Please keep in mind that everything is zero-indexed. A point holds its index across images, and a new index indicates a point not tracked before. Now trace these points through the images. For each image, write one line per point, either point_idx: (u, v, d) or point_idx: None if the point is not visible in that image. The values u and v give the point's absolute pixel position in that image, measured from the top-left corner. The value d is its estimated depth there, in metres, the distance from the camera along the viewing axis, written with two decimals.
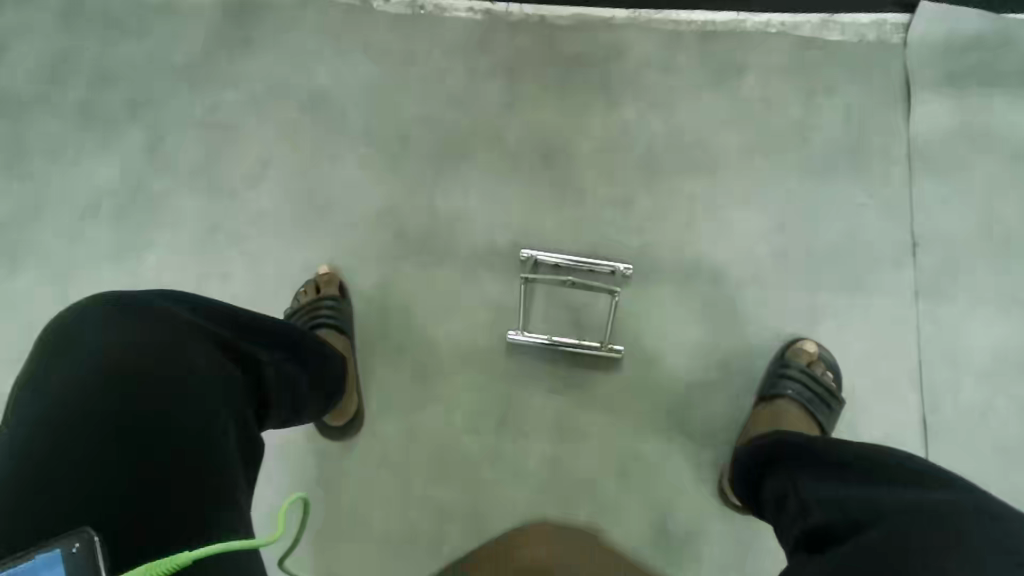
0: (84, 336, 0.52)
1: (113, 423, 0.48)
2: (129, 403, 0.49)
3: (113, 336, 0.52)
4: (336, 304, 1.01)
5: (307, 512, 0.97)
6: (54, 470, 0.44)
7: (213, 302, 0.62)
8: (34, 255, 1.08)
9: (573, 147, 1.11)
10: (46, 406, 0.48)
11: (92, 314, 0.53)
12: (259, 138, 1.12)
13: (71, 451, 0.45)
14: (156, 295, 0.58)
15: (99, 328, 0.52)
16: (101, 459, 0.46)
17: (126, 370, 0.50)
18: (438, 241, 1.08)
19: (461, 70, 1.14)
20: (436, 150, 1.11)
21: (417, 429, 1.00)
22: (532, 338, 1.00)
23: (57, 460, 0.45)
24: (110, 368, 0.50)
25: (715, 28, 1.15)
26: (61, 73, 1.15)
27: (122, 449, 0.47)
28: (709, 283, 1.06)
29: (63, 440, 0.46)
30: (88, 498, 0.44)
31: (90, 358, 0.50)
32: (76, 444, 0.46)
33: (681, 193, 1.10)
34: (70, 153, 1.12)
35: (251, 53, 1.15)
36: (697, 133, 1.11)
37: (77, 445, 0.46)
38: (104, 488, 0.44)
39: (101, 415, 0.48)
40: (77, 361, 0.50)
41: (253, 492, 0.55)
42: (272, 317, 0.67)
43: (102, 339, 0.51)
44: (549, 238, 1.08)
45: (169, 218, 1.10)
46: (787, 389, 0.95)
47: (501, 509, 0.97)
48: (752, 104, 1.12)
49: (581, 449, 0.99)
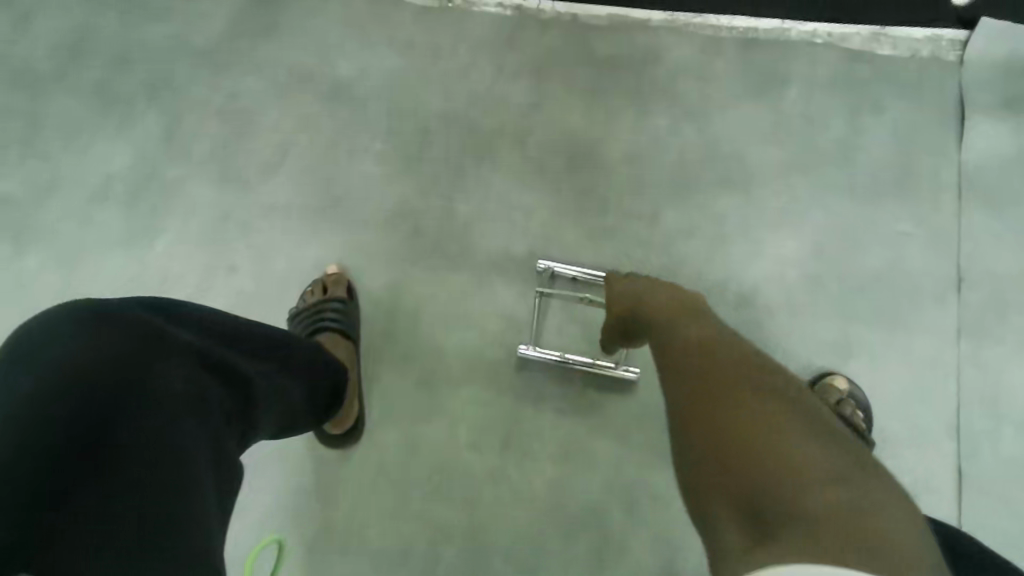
0: (55, 328, 0.44)
1: (86, 428, 0.42)
2: (106, 410, 0.43)
3: (93, 336, 0.45)
4: (344, 305, 0.96)
5: (282, 557, 0.91)
6: (11, 472, 0.38)
7: (193, 311, 0.56)
8: (42, 237, 1.05)
9: (600, 154, 1.06)
10: (10, 397, 0.41)
11: (70, 306, 0.46)
12: (276, 129, 1.09)
13: (33, 448, 0.39)
14: (137, 297, 0.51)
15: (78, 319, 0.45)
16: (68, 463, 0.40)
17: (98, 374, 0.44)
18: (453, 245, 1.03)
19: (487, 67, 1.09)
20: (456, 150, 1.07)
21: (419, 441, 0.96)
22: (543, 354, 0.97)
23: (12, 463, 0.38)
24: (85, 370, 0.43)
25: (758, 35, 1.08)
26: (82, 52, 1.12)
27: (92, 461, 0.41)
28: (734, 308, 1.01)
29: (29, 434, 0.40)
30: (45, 510, 0.38)
31: (66, 354, 0.43)
32: (36, 445, 0.39)
33: (712, 209, 1.04)
34: (84, 134, 1.10)
35: (273, 40, 1.11)
36: (733, 145, 1.05)
37: (44, 448, 0.40)
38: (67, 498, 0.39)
39: (67, 418, 0.41)
40: (48, 353, 0.43)
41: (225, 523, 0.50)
42: (257, 328, 0.62)
43: (79, 336, 0.44)
44: (569, 249, 1.03)
45: (180, 206, 1.06)
46: None
47: (501, 531, 0.93)
48: (793, 119, 1.05)
49: (588, 475, 0.94)
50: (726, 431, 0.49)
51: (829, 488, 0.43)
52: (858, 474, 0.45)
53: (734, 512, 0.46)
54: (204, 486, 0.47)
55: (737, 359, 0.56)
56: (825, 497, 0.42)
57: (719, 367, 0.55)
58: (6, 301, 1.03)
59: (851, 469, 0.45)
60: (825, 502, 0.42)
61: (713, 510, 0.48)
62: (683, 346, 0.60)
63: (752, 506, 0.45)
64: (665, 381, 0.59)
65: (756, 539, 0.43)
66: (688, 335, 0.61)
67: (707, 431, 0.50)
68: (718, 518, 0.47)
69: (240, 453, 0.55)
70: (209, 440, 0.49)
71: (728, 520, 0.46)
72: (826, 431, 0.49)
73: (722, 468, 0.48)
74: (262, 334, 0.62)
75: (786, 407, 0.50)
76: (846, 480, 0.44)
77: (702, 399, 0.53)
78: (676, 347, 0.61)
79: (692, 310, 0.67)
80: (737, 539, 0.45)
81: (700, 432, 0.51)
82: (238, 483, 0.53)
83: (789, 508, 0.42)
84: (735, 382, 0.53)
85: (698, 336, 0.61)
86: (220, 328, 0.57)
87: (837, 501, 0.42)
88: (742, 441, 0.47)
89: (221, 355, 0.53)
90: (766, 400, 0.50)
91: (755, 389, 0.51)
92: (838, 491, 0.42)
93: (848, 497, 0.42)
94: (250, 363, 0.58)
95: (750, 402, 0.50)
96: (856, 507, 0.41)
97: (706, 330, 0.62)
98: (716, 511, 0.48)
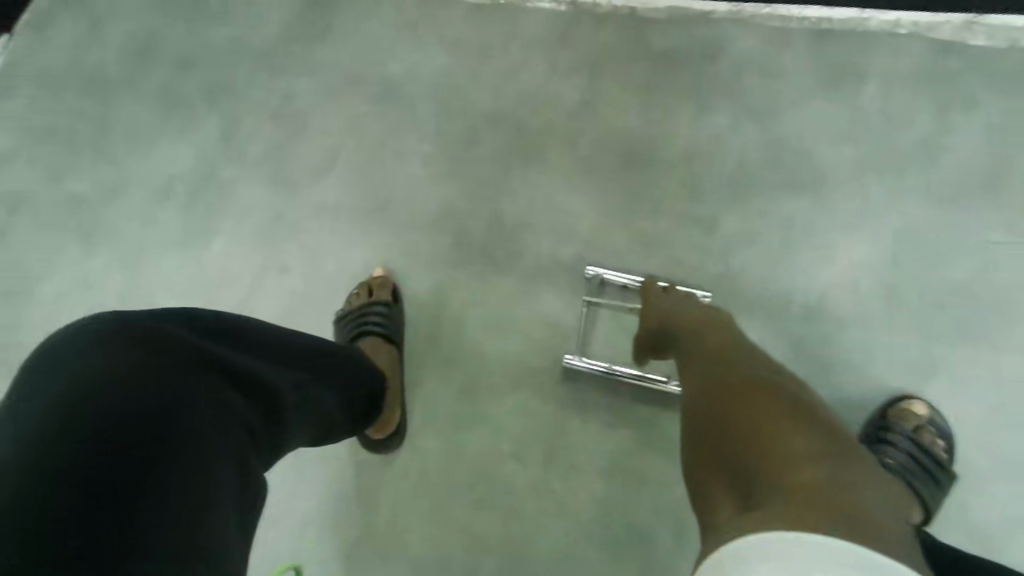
0: (78, 342, 0.46)
1: (108, 433, 0.42)
2: (129, 415, 0.43)
3: (117, 348, 0.46)
4: (388, 309, 0.95)
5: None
6: (32, 481, 0.39)
7: (221, 321, 0.57)
8: (107, 236, 1.09)
9: (656, 155, 1.01)
10: (35, 412, 0.42)
11: (95, 321, 0.48)
12: (328, 130, 1.09)
13: (53, 458, 0.40)
14: (162, 311, 0.53)
15: (99, 333, 0.47)
16: (89, 468, 0.40)
17: (118, 382, 0.44)
18: (500, 250, 1.01)
19: (539, 65, 1.06)
20: (506, 150, 1.04)
21: (461, 449, 0.94)
22: (590, 365, 0.93)
23: (33, 473, 0.39)
24: (107, 378, 0.44)
25: (832, 26, 1.00)
26: (148, 55, 1.16)
27: (113, 465, 0.41)
28: (801, 322, 0.94)
29: (49, 446, 0.40)
30: (67, 516, 0.38)
31: (89, 365, 0.44)
32: (49, 459, 0.40)
33: (777, 213, 0.97)
34: (148, 135, 1.13)
35: (327, 41, 1.12)
36: (802, 145, 0.98)
37: (64, 456, 0.40)
38: (87, 502, 0.39)
39: (88, 424, 0.42)
40: (72, 368, 0.44)
41: (250, 544, 0.48)
42: (284, 338, 0.63)
43: (101, 350, 0.46)
44: (620, 255, 0.99)
45: (235, 207, 1.08)
46: (889, 459, 0.84)
47: (542, 546, 0.90)
48: (871, 116, 0.97)
49: (635, 492, 0.90)
50: (737, 425, 0.54)
51: (810, 466, 0.47)
52: (844, 459, 0.50)
53: (729, 492, 0.51)
54: (223, 499, 0.46)
55: (750, 366, 0.61)
56: (805, 473, 0.47)
57: (741, 378, 0.59)
58: (74, 298, 1.07)
59: (836, 453, 0.50)
60: (805, 477, 0.46)
61: (712, 494, 0.53)
62: (705, 357, 0.66)
63: (749, 488, 0.49)
64: (684, 385, 0.65)
65: (742, 511, 0.48)
66: (720, 349, 0.65)
67: (721, 422, 0.56)
68: (716, 501, 0.53)
69: (264, 470, 0.54)
70: (231, 451, 0.48)
71: (724, 499, 0.52)
72: (830, 431, 0.53)
73: (733, 458, 0.53)
74: (290, 344, 0.63)
75: (797, 409, 0.54)
76: (829, 459, 0.49)
77: (721, 400, 0.58)
78: (701, 358, 0.66)
79: (724, 326, 0.71)
80: (728, 510, 0.50)
81: (715, 429, 0.56)
82: (263, 498, 0.52)
83: (770, 483, 0.47)
84: (753, 387, 0.57)
85: (729, 352, 0.65)
86: (247, 337, 0.58)
87: (817, 476, 0.47)
88: (751, 437, 0.52)
89: (243, 364, 0.54)
90: (765, 395, 0.56)
91: (757, 388, 0.57)
92: (826, 475, 0.47)
93: (829, 475, 0.47)
94: (277, 372, 0.59)
95: (762, 401, 0.55)
96: (833, 483, 0.46)
97: (728, 342, 0.67)
98: (715, 495, 0.53)
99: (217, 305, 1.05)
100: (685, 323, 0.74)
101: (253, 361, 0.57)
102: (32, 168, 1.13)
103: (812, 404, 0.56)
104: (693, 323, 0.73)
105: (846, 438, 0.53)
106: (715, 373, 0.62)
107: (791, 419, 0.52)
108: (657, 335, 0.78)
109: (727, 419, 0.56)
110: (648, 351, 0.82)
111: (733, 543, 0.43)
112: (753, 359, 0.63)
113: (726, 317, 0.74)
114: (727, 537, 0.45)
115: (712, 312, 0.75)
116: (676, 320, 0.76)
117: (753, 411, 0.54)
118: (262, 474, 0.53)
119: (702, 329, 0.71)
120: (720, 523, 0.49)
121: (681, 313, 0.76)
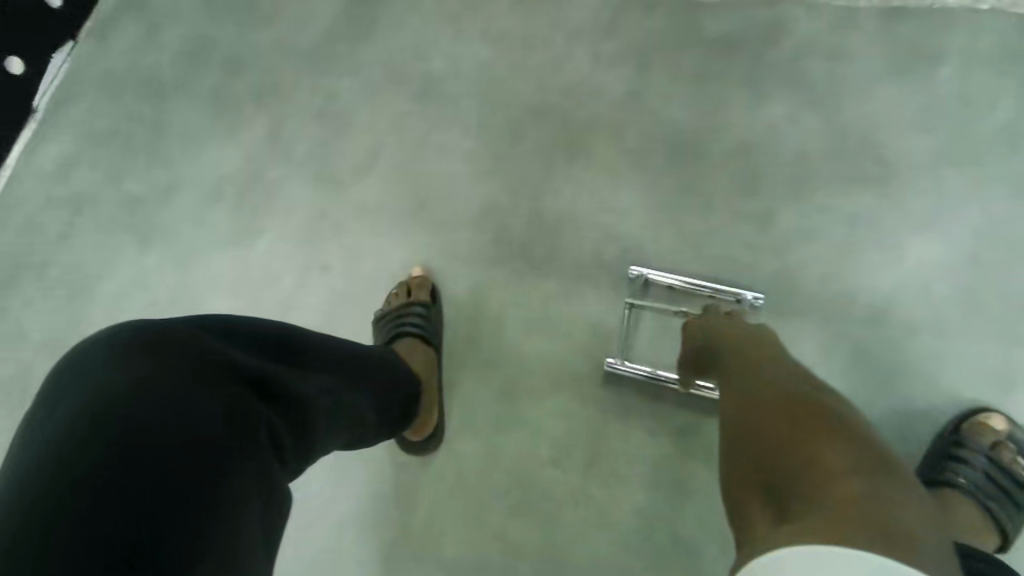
0: (104, 350, 0.46)
1: (129, 440, 0.42)
2: (150, 421, 0.43)
3: (141, 357, 0.46)
4: (427, 310, 0.94)
5: None
6: (54, 491, 0.39)
7: (249, 326, 0.57)
8: (162, 237, 1.12)
9: (706, 148, 0.96)
10: (60, 420, 0.42)
11: (123, 329, 0.49)
12: (370, 128, 1.08)
13: (75, 466, 0.40)
14: (190, 317, 0.53)
15: (126, 340, 0.47)
16: (109, 476, 0.40)
17: (140, 389, 0.44)
18: (541, 249, 0.98)
19: (584, 56, 1.02)
20: (548, 145, 1.01)
21: (499, 452, 0.93)
22: (633, 369, 0.90)
23: (55, 483, 0.39)
24: (131, 385, 0.44)
25: (905, 4, 0.94)
26: (200, 58, 1.18)
27: (134, 471, 0.41)
28: (865, 326, 0.89)
29: (71, 455, 0.40)
30: (87, 523, 0.38)
31: (112, 374, 0.44)
32: (70, 472, 0.40)
33: (839, 210, 0.92)
34: (200, 137, 1.15)
35: (370, 39, 1.11)
36: (869, 136, 0.92)
37: (85, 465, 0.40)
38: (108, 509, 0.39)
39: (110, 431, 0.42)
40: (97, 376, 0.44)
41: (271, 554, 0.48)
42: (314, 343, 0.62)
43: (125, 359, 0.46)
44: (665, 255, 0.95)
45: (280, 207, 1.09)
46: (961, 477, 0.80)
47: (581, 554, 0.87)
48: (948, 101, 0.91)
49: (679, 502, 0.87)
50: (774, 441, 0.51)
51: (849, 480, 0.45)
52: (884, 474, 0.46)
53: (764, 501, 0.49)
54: (246, 510, 0.45)
55: (786, 377, 0.58)
56: (844, 487, 0.44)
57: (779, 392, 0.55)
58: (133, 297, 1.11)
59: (878, 467, 0.46)
60: (843, 492, 0.44)
61: (747, 505, 0.51)
62: (742, 370, 0.63)
63: (783, 503, 0.46)
64: (724, 401, 0.62)
65: (777, 523, 0.45)
66: (756, 365, 0.62)
67: (757, 438, 0.53)
68: (750, 511, 0.50)
69: (288, 480, 0.54)
70: (255, 461, 0.48)
71: (759, 509, 0.49)
72: (873, 445, 0.49)
73: (766, 474, 0.50)
74: (319, 347, 0.63)
75: (838, 422, 0.50)
76: (868, 474, 0.45)
77: (756, 416, 0.55)
78: (738, 371, 0.64)
79: (761, 342, 0.68)
80: (762, 524, 0.47)
81: (750, 446, 0.53)
82: (288, 506, 0.52)
83: (809, 496, 0.45)
84: (790, 401, 0.54)
85: (768, 368, 0.61)
86: (274, 342, 0.58)
87: (855, 491, 0.44)
88: (787, 452, 0.49)
89: (269, 371, 0.54)
90: (804, 405, 0.53)
91: (797, 399, 0.54)
92: (861, 490, 0.44)
93: (866, 490, 0.44)
94: (305, 377, 0.58)
95: (801, 416, 0.51)
96: (872, 498, 0.43)
97: (766, 355, 0.65)
98: (750, 506, 0.50)
99: (263, 303, 1.07)
100: (722, 339, 0.71)
101: (280, 367, 0.56)
102: (93, 170, 1.16)
103: (853, 415, 0.53)
104: (729, 340, 0.70)
105: (890, 454, 0.49)
106: (754, 387, 0.59)
107: (831, 429, 0.49)
108: (696, 348, 0.76)
109: (762, 434, 0.52)
110: (692, 373, 0.79)
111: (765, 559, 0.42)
112: (791, 370, 0.61)
113: (769, 334, 0.70)
114: (759, 552, 0.43)
115: (748, 328, 0.72)
116: (713, 335, 0.73)
117: (791, 421, 0.51)
118: (285, 483, 0.52)
119: (741, 345, 0.68)
120: (755, 535, 0.46)
121: (720, 327, 0.73)
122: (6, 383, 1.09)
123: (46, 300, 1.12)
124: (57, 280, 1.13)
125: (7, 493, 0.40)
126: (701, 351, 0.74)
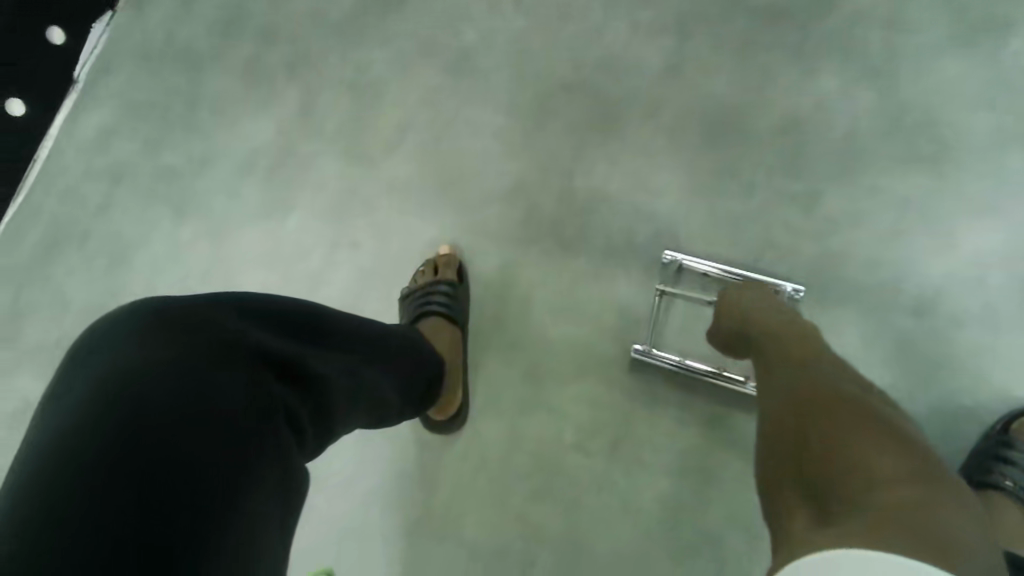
0: (123, 327, 0.46)
1: (144, 419, 0.42)
2: (164, 400, 0.43)
3: (157, 337, 0.46)
4: (453, 288, 0.93)
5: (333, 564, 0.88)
6: (70, 469, 0.39)
7: (269, 304, 0.56)
8: (197, 209, 1.13)
9: (749, 126, 0.91)
10: (78, 396, 0.42)
11: (143, 305, 0.48)
12: (400, 102, 1.07)
13: (91, 444, 0.40)
14: (213, 294, 0.53)
15: (146, 318, 0.47)
16: (124, 455, 0.40)
17: (155, 368, 0.44)
18: (571, 230, 0.96)
19: (622, 27, 0.98)
20: (582, 121, 0.97)
21: (523, 435, 0.92)
22: (661, 358, 0.88)
23: (72, 460, 0.39)
24: (148, 364, 0.44)
25: None
26: (235, 29, 1.16)
27: (150, 451, 0.41)
28: (911, 317, 0.85)
29: (88, 432, 0.40)
30: (102, 502, 0.38)
31: (129, 353, 0.45)
32: (86, 448, 0.40)
33: (889, 193, 0.87)
34: (233, 108, 1.15)
35: (404, 10, 1.08)
36: (926, 114, 0.86)
37: (100, 443, 0.40)
38: (121, 488, 0.39)
39: (127, 411, 0.42)
40: (114, 354, 0.44)
41: (284, 537, 0.48)
42: (335, 321, 0.62)
43: (141, 339, 0.46)
44: (700, 239, 0.92)
45: (311, 180, 1.09)
46: (1008, 480, 0.75)
47: (602, 540, 0.86)
48: (1016, 76, 0.85)
49: (705, 493, 0.86)
50: (816, 443, 0.48)
51: (893, 488, 0.42)
52: (930, 482, 0.43)
53: (805, 505, 0.46)
54: (260, 495, 0.45)
55: (830, 373, 0.55)
56: (888, 495, 0.41)
57: (822, 391, 0.53)
58: (166, 271, 1.12)
59: (924, 475, 0.44)
60: (890, 499, 0.41)
61: (785, 508, 0.48)
62: (782, 364, 0.60)
63: (823, 506, 0.44)
64: (762, 396, 0.59)
65: (817, 526, 0.43)
66: (797, 360, 0.59)
67: (801, 438, 0.50)
68: (788, 514, 0.47)
69: (305, 462, 0.54)
70: (270, 442, 0.48)
71: (798, 511, 0.46)
72: (917, 450, 0.46)
73: (808, 475, 0.47)
74: (340, 326, 0.62)
75: (883, 428, 0.48)
76: (914, 482, 0.43)
77: (797, 414, 0.52)
78: (777, 363, 0.61)
79: (802, 333, 0.64)
80: (799, 524, 0.45)
81: (793, 445, 0.50)
82: (304, 488, 0.52)
83: (852, 501, 0.42)
84: (834, 400, 0.51)
85: (808, 363, 0.58)
86: (294, 321, 0.58)
87: (901, 497, 0.41)
88: (832, 456, 0.46)
89: (287, 351, 0.54)
90: (847, 406, 0.50)
91: (837, 398, 0.51)
92: (906, 496, 0.41)
93: (913, 497, 0.41)
94: (327, 359, 0.58)
95: (845, 416, 0.49)
96: (917, 505, 0.40)
97: (807, 349, 0.61)
98: (788, 507, 0.47)
99: (293, 277, 1.07)
100: (761, 326, 0.68)
101: (299, 348, 0.56)
102: (132, 142, 1.18)
103: (898, 420, 0.50)
104: (768, 328, 0.67)
105: (935, 461, 0.46)
106: (794, 382, 0.56)
107: (878, 435, 0.46)
108: (733, 335, 0.73)
109: (805, 434, 0.50)
110: (731, 354, 0.76)
111: (803, 561, 0.39)
112: (834, 367, 0.57)
113: (810, 324, 0.67)
114: (797, 555, 0.41)
115: (787, 316, 0.68)
116: (751, 320, 0.70)
117: (832, 421, 0.49)
118: (302, 466, 0.52)
119: (781, 334, 0.65)
120: (793, 540, 0.43)
121: (762, 313, 0.70)
122: (48, 350, 1.12)
123: (87, 270, 1.14)
124: (97, 251, 1.15)
125: (23, 467, 0.40)
126: (740, 338, 0.71)
